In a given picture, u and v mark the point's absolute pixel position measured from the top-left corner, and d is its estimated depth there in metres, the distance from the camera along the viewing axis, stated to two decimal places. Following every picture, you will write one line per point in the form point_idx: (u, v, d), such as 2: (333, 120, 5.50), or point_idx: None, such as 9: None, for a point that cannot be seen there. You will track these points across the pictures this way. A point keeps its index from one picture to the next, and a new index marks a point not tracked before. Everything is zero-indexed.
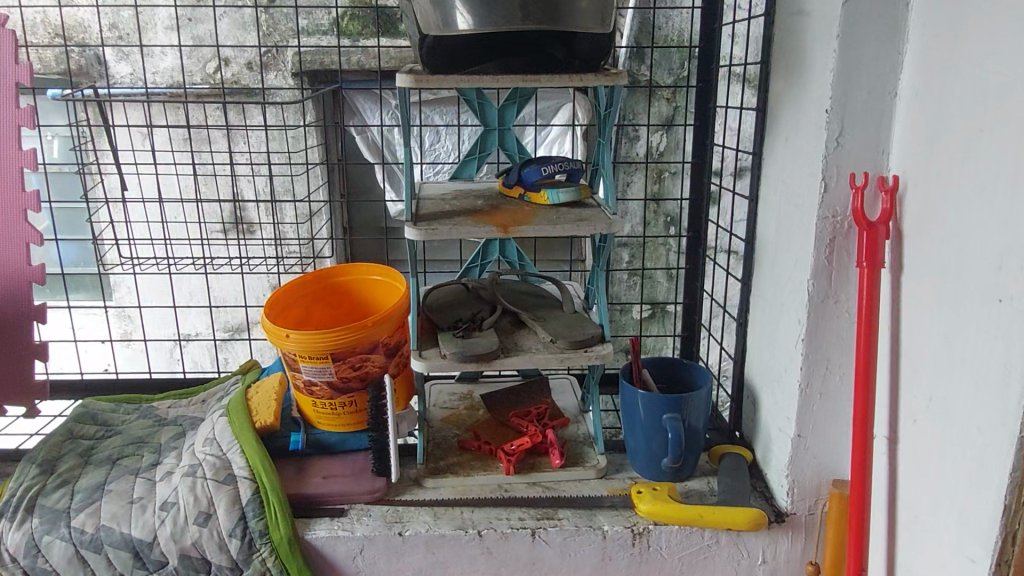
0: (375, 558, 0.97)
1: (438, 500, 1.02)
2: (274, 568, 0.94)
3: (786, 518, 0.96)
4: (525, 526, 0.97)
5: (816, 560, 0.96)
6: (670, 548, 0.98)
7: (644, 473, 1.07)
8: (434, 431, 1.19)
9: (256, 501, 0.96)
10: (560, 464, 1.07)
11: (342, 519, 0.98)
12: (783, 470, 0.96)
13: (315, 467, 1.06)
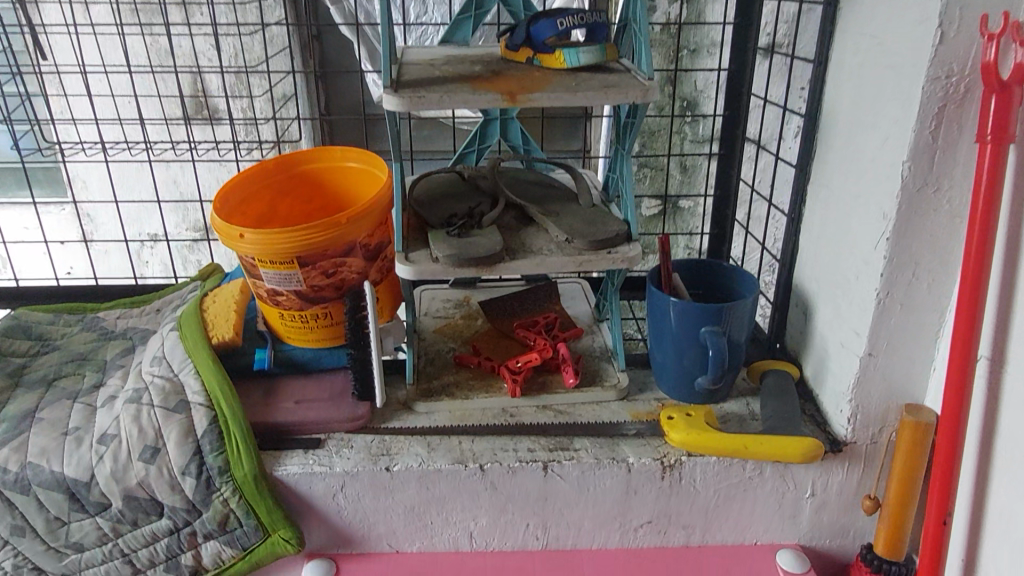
0: (359, 496, 0.82)
1: (432, 428, 0.86)
2: (238, 510, 0.79)
3: (843, 449, 0.81)
4: (536, 459, 0.81)
5: (874, 494, 0.83)
6: (705, 482, 0.83)
7: (674, 393, 0.92)
8: (427, 346, 1.02)
9: (214, 433, 0.81)
10: (574, 385, 0.91)
11: (317, 450, 0.83)
12: (845, 392, 0.81)
13: (284, 390, 0.89)
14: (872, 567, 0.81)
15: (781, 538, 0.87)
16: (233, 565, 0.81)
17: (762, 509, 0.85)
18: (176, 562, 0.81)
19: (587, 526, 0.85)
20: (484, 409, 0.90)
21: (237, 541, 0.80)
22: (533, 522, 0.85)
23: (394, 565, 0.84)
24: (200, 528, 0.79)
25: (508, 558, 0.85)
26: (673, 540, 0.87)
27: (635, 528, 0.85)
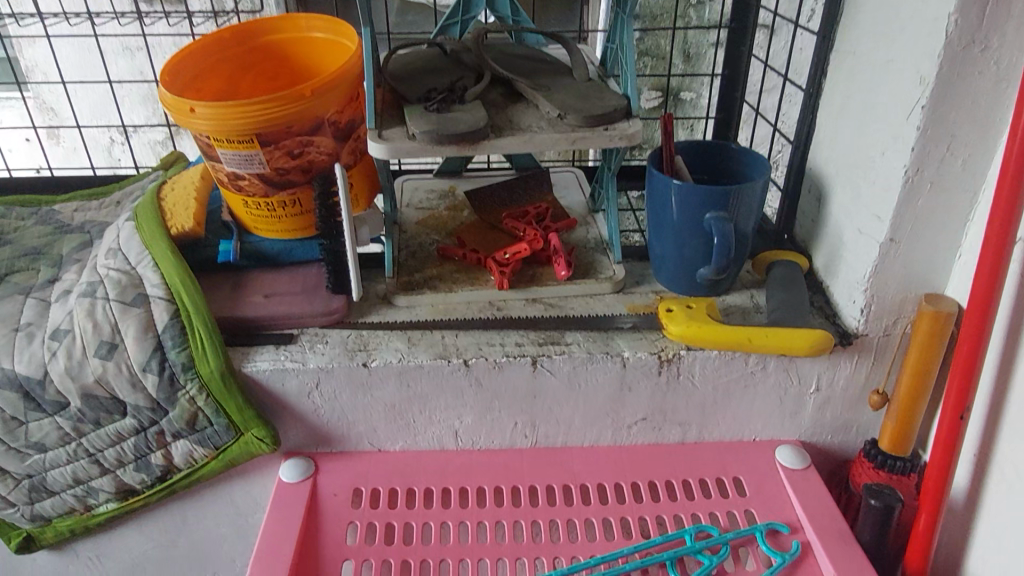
0: (336, 393, 0.77)
1: (413, 322, 0.80)
2: (207, 408, 0.74)
3: (853, 342, 0.76)
4: (524, 354, 0.76)
5: (883, 389, 0.78)
6: (704, 377, 0.78)
7: (673, 286, 0.85)
8: (408, 238, 0.95)
9: (176, 328, 0.74)
10: (567, 277, 0.85)
11: (289, 346, 0.77)
12: (861, 282, 0.74)
13: (253, 283, 0.83)
14: (876, 463, 0.77)
15: (781, 434, 0.83)
16: (206, 464, 0.77)
17: (763, 405, 0.81)
18: (146, 462, 0.77)
19: (578, 423, 0.81)
20: (469, 303, 0.84)
21: (208, 441, 0.75)
22: (521, 419, 0.80)
23: (375, 463, 0.80)
24: (168, 427, 0.75)
25: (495, 455, 0.81)
26: (667, 437, 0.83)
27: (629, 425, 0.81)
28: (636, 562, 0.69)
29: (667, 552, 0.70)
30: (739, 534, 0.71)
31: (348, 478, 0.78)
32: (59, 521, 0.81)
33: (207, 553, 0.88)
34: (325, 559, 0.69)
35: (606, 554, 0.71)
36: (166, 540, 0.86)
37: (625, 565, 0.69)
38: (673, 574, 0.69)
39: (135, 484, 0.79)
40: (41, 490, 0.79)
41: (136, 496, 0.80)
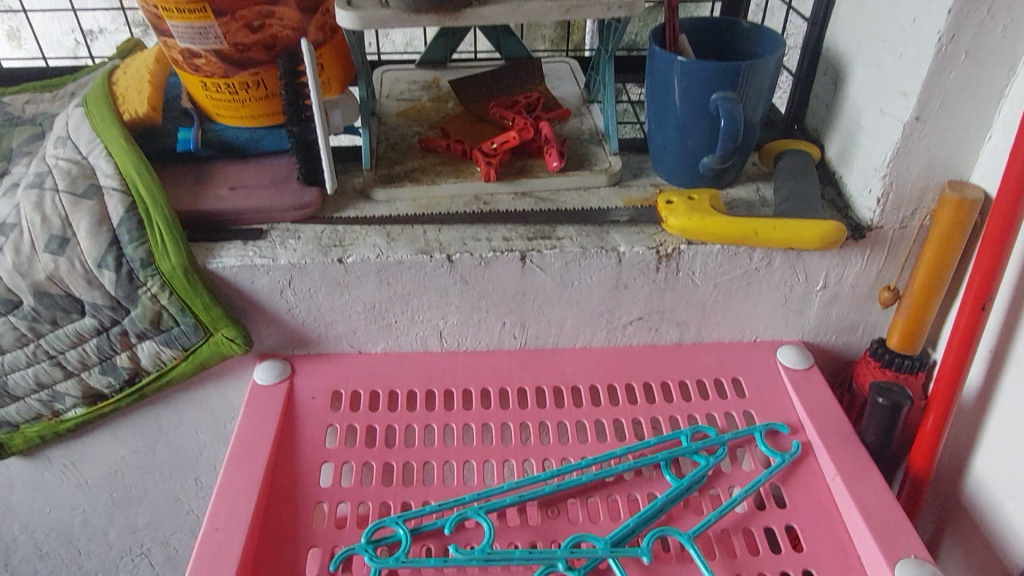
0: (311, 292, 0.71)
1: (392, 217, 0.74)
2: (171, 308, 0.69)
3: (866, 236, 0.71)
4: (512, 249, 0.70)
5: (895, 286, 0.73)
6: (705, 274, 0.73)
7: (673, 179, 0.79)
8: (388, 130, 0.87)
9: (132, 222, 0.68)
10: (558, 169, 0.79)
11: (258, 242, 0.71)
12: (879, 169, 0.68)
13: (217, 174, 0.76)
14: (883, 362, 0.73)
15: (783, 335, 0.79)
16: (176, 367, 0.73)
17: (766, 304, 0.76)
18: (112, 364, 0.73)
19: (570, 324, 0.76)
20: (454, 197, 0.77)
21: (176, 342, 0.71)
22: (510, 319, 0.76)
23: (355, 365, 0.75)
24: (131, 327, 0.70)
25: (482, 357, 0.77)
26: (664, 338, 0.78)
27: (624, 326, 0.77)
28: (631, 463, 0.66)
29: (663, 453, 0.67)
30: (737, 434, 0.68)
31: (327, 380, 0.73)
32: (27, 427, 0.78)
33: (186, 459, 0.85)
34: (303, 462, 0.66)
35: (598, 455, 0.68)
36: (143, 447, 0.83)
37: (618, 467, 0.66)
38: (668, 475, 0.66)
39: (103, 387, 0.74)
40: (4, 395, 0.75)
41: (105, 400, 0.76)
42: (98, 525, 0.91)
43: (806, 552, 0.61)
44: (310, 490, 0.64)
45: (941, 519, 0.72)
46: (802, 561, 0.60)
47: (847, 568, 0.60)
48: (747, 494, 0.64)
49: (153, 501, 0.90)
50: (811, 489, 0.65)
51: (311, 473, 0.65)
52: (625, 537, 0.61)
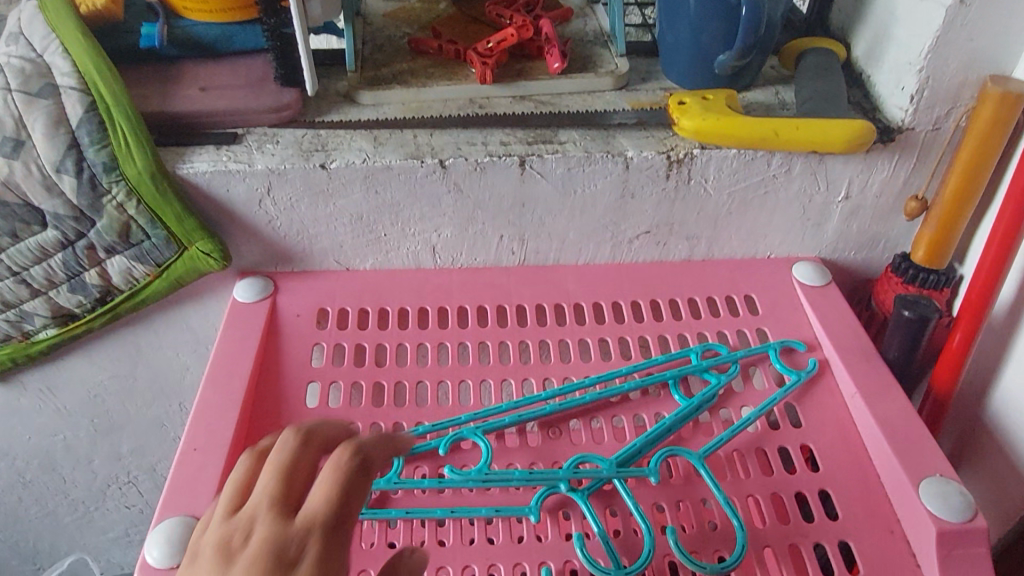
0: (293, 201, 0.66)
1: (379, 120, 0.68)
2: (140, 218, 0.63)
3: (895, 139, 0.65)
4: (510, 153, 0.65)
5: (923, 194, 0.68)
6: (718, 183, 0.68)
7: (685, 82, 0.73)
8: (374, 32, 0.80)
9: (92, 123, 0.62)
10: (560, 71, 0.71)
11: (233, 146, 0.65)
12: (914, 62, 0.62)
13: (185, 73, 0.69)
14: (906, 278, 0.68)
15: (799, 251, 0.74)
16: (150, 284, 0.68)
17: (782, 216, 0.71)
18: (81, 282, 0.68)
19: (573, 238, 0.71)
20: (446, 101, 0.71)
21: (148, 257, 0.66)
22: (508, 233, 0.71)
23: (343, 283, 0.71)
24: (98, 240, 0.64)
25: (478, 274, 0.72)
26: (673, 253, 0.74)
27: (629, 240, 0.72)
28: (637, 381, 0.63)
29: (672, 371, 0.63)
30: (750, 352, 0.64)
31: (312, 298, 0.69)
32: None
33: (169, 384, 0.82)
34: (288, 381, 0.62)
35: (602, 374, 0.64)
36: (122, 371, 0.79)
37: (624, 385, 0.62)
38: (677, 394, 0.62)
39: (73, 307, 0.70)
40: None
41: (77, 320, 0.71)
42: (81, 452, 0.88)
43: (822, 472, 0.58)
44: (296, 409, 0.60)
45: (960, 439, 0.69)
46: (818, 481, 0.57)
47: (865, 488, 0.57)
48: (761, 412, 0.60)
49: (136, 427, 0.86)
50: (827, 408, 0.62)
51: (296, 393, 0.61)
52: (631, 458, 0.58)
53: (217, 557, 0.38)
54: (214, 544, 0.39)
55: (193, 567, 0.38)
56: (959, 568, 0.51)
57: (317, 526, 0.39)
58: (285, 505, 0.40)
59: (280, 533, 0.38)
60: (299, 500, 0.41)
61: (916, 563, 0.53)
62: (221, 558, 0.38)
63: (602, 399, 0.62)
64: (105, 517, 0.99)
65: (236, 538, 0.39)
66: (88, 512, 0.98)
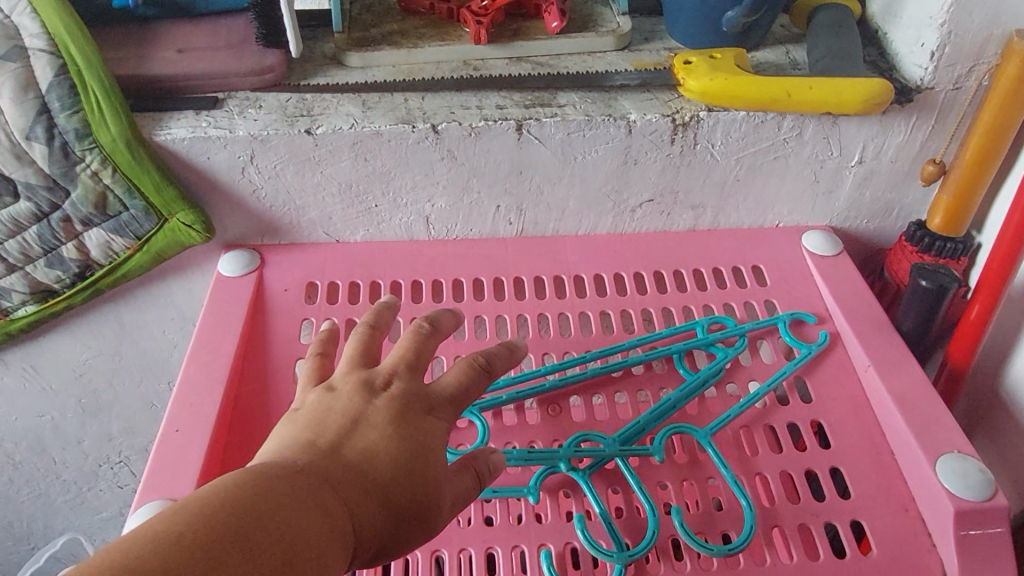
0: (278, 170, 0.63)
1: (367, 83, 0.64)
2: (117, 188, 0.60)
3: (913, 99, 0.61)
4: (506, 117, 0.61)
5: (941, 158, 0.64)
6: (726, 148, 0.64)
7: (690, 42, 0.69)
8: None
9: (62, 87, 0.58)
10: (559, 30, 0.68)
11: (213, 112, 0.62)
12: (936, 16, 0.58)
13: (162, 35, 0.65)
14: (922, 247, 0.65)
15: (809, 220, 0.71)
16: (131, 258, 0.65)
17: (793, 183, 0.67)
18: (59, 256, 0.65)
19: (573, 208, 0.68)
20: (438, 63, 0.67)
21: (127, 229, 0.63)
22: (505, 202, 0.67)
23: (333, 256, 0.68)
24: (74, 212, 0.61)
25: (474, 246, 0.69)
26: (677, 223, 0.70)
27: (632, 209, 0.69)
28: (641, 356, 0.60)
29: (677, 345, 0.60)
30: (757, 325, 0.61)
31: (301, 271, 0.66)
32: None
33: (157, 362, 0.79)
34: (275, 359, 0.59)
35: (604, 348, 0.61)
36: (107, 349, 0.76)
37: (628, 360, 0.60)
38: (682, 369, 0.60)
39: (52, 283, 0.67)
40: None
41: (56, 297, 0.68)
42: (69, 433, 0.86)
43: (834, 449, 0.55)
44: (284, 388, 0.57)
45: (975, 415, 0.67)
46: (829, 459, 0.55)
47: (879, 466, 0.54)
48: (770, 387, 0.58)
49: (125, 407, 0.84)
50: (839, 383, 0.59)
51: (284, 370, 0.58)
52: (636, 435, 0.56)
53: (361, 387, 0.43)
54: (356, 379, 0.43)
55: (330, 396, 0.42)
56: (977, 550, 0.49)
57: (447, 394, 0.45)
58: (418, 361, 0.46)
59: (416, 388, 0.43)
60: (428, 360, 0.47)
61: (932, 544, 0.50)
62: (365, 390, 0.42)
63: (604, 375, 0.59)
64: (98, 498, 0.97)
65: (378, 379, 0.43)
66: (81, 493, 0.96)
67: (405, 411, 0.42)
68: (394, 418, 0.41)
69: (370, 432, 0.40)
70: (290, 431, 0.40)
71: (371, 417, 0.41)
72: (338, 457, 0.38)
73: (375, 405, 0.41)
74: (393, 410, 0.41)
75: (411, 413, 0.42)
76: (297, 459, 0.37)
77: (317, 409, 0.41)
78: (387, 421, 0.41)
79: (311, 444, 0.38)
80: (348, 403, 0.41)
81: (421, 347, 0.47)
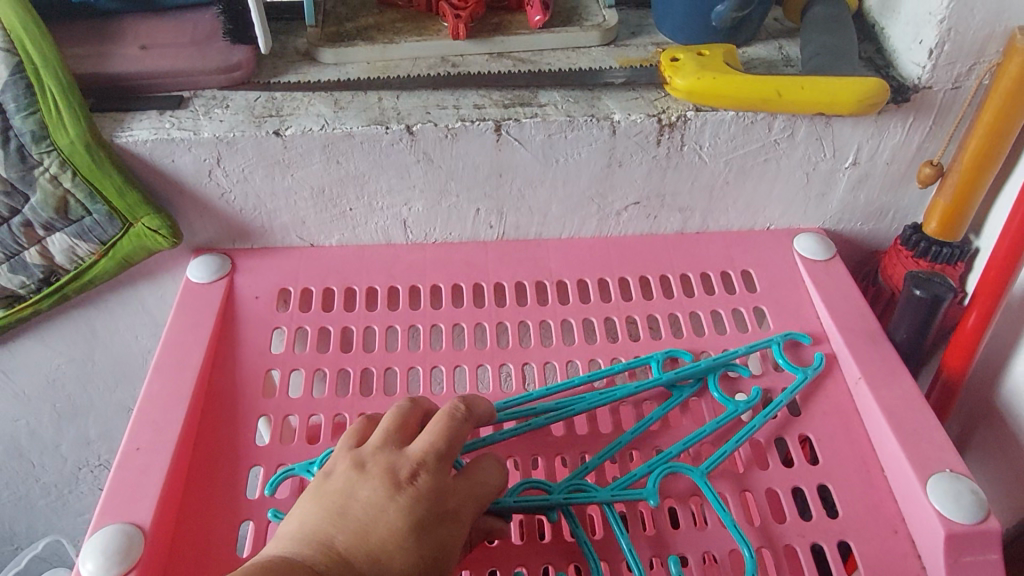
0: (247, 173, 0.60)
1: (340, 81, 0.61)
2: (77, 192, 0.57)
3: (910, 99, 0.59)
4: (484, 118, 0.59)
5: (938, 160, 0.62)
6: (715, 149, 0.62)
7: (678, 37, 0.66)
8: None
9: (18, 87, 0.55)
10: (541, 25, 0.65)
11: (178, 112, 0.59)
12: (934, 12, 0.55)
13: (125, 30, 0.62)
14: (917, 251, 0.63)
15: (801, 223, 0.68)
16: (96, 263, 0.62)
17: (784, 186, 0.65)
18: (22, 262, 0.62)
19: (556, 211, 0.66)
20: (416, 59, 0.64)
21: (90, 235, 0.60)
22: (485, 206, 0.65)
23: (306, 260, 0.65)
24: (35, 217, 0.59)
25: (453, 250, 0.67)
26: (665, 226, 0.68)
27: (618, 212, 0.66)
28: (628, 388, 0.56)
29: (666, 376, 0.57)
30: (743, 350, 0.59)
31: (273, 278, 0.64)
32: None
33: (132, 367, 0.77)
34: (245, 370, 0.57)
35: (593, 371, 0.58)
36: (80, 354, 0.74)
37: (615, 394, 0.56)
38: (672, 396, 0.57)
39: (18, 288, 0.64)
40: None
41: (22, 303, 0.66)
42: (47, 436, 0.84)
43: (822, 466, 0.53)
44: (253, 401, 0.55)
45: (969, 425, 0.65)
46: (817, 475, 0.53)
47: (868, 484, 0.52)
48: (766, 416, 0.55)
49: (102, 411, 0.82)
50: (829, 396, 0.57)
51: (253, 383, 0.56)
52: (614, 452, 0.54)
53: (389, 478, 0.45)
54: (385, 467, 0.45)
55: (359, 478, 0.45)
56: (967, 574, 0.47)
57: (467, 491, 0.47)
58: (449, 452, 0.47)
59: (440, 488, 0.45)
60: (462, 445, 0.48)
61: (921, 567, 0.48)
62: (391, 482, 0.45)
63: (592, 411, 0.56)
64: (80, 500, 0.96)
65: (405, 471, 0.45)
66: (62, 495, 0.94)
67: (425, 518, 0.44)
68: (414, 523, 0.43)
69: (389, 536, 0.43)
70: (312, 514, 0.44)
71: (392, 519, 0.43)
72: (350, 563, 0.42)
73: (397, 506, 0.44)
74: (414, 515, 0.44)
75: (431, 519, 0.44)
76: (312, 560, 0.41)
77: (343, 493, 0.45)
78: (406, 526, 0.43)
79: (330, 540, 0.43)
80: (373, 496, 0.44)
81: (454, 435, 0.48)
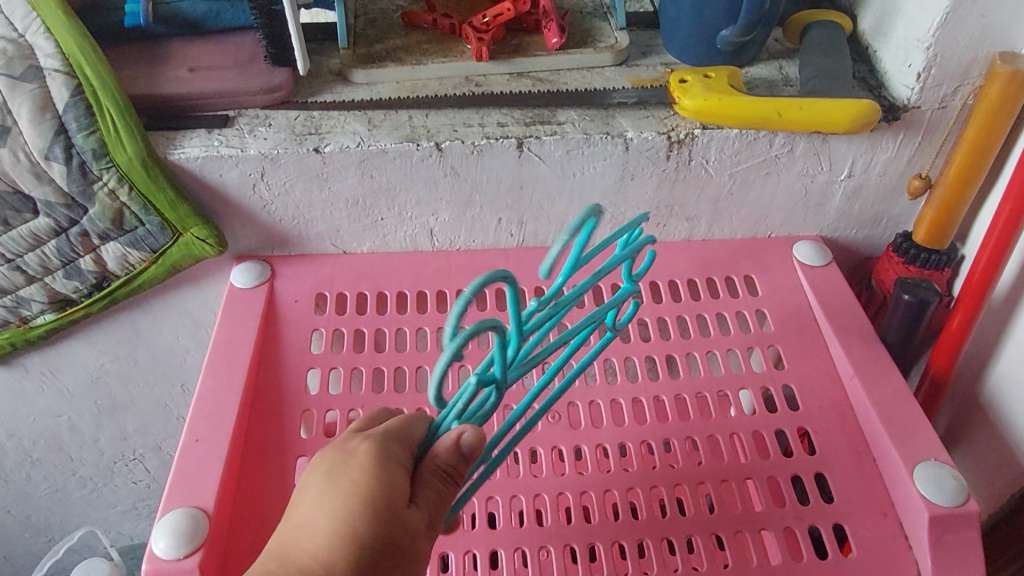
0: (287, 187, 0.65)
1: (373, 100, 0.66)
2: (132, 204, 0.62)
3: (900, 118, 0.64)
4: (507, 135, 0.63)
5: (926, 174, 0.67)
6: (720, 164, 0.67)
7: (684, 58, 0.71)
8: (366, 4, 0.77)
9: (78, 107, 0.60)
10: (558, 46, 0.70)
11: (224, 130, 0.64)
12: (922, 40, 0.60)
13: (173, 53, 0.67)
14: (907, 258, 0.68)
15: (799, 230, 0.73)
16: (146, 270, 0.67)
17: (783, 197, 0.70)
18: (77, 268, 0.67)
19: (572, 221, 0.71)
20: (442, 79, 0.69)
21: (142, 243, 0.65)
22: (506, 216, 0.70)
23: (340, 267, 0.70)
24: (91, 227, 0.64)
25: (476, 257, 0.72)
26: (673, 234, 0.73)
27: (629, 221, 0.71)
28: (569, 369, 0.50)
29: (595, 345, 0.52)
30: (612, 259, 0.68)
31: (310, 283, 0.68)
32: None
33: (171, 366, 0.82)
34: (288, 369, 0.62)
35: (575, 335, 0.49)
36: (123, 354, 0.79)
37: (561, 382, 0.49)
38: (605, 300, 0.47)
39: (70, 292, 0.70)
40: None
41: (74, 306, 0.71)
42: (87, 431, 0.89)
43: (819, 455, 0.58)
44: (297, 398, 0.60)
45: (954, 420, 0.70)
46: (815, 464, 0.58)
47: (861, 472, 0.57)
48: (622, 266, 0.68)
49: (141, 407, 0.87)
50: (826, 392, 0.62)
51: (296, 380, 0.61)
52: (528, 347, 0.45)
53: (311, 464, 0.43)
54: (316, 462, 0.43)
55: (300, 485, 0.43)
56: (950, 553, 0.52)
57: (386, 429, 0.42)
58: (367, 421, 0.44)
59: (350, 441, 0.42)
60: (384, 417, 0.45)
61: (908, 546, 0.54)
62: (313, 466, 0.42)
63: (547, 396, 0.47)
64: (114, 492, 1.01)
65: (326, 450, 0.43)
66: (97, 488, 0.99)
67: (331, 466, 0.40)
68: (324, 480, 0.40)
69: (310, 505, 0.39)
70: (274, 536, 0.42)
71: (310, 491, 0.40)
72: (285, 549, 0.38)
73: (312, 478, 0.41)
74: (324, 473, 0.40)
75: (340, 464, 0.40)
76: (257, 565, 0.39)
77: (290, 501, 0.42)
78: (319, 487, 0.40)
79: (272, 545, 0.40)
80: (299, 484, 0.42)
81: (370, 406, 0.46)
